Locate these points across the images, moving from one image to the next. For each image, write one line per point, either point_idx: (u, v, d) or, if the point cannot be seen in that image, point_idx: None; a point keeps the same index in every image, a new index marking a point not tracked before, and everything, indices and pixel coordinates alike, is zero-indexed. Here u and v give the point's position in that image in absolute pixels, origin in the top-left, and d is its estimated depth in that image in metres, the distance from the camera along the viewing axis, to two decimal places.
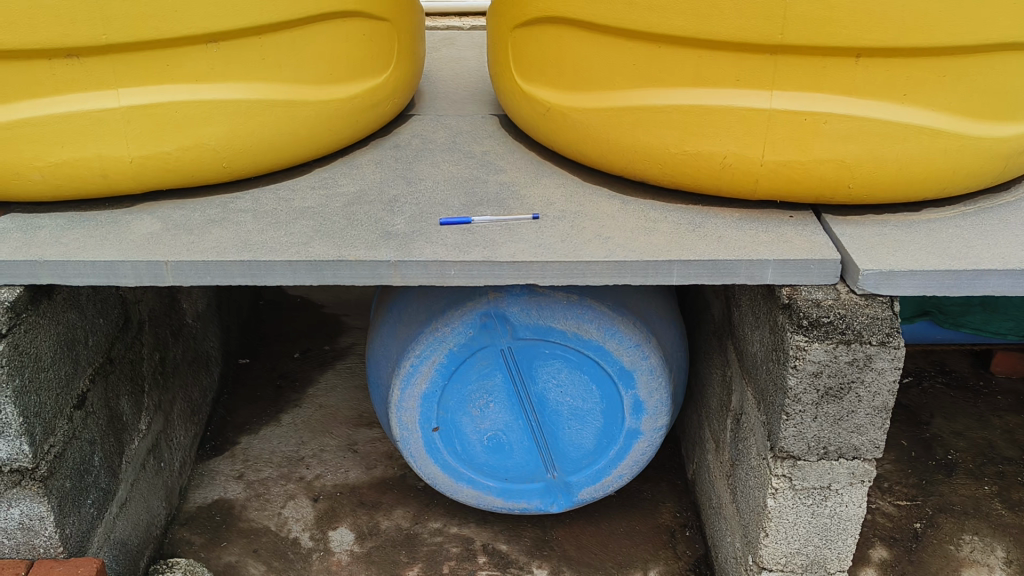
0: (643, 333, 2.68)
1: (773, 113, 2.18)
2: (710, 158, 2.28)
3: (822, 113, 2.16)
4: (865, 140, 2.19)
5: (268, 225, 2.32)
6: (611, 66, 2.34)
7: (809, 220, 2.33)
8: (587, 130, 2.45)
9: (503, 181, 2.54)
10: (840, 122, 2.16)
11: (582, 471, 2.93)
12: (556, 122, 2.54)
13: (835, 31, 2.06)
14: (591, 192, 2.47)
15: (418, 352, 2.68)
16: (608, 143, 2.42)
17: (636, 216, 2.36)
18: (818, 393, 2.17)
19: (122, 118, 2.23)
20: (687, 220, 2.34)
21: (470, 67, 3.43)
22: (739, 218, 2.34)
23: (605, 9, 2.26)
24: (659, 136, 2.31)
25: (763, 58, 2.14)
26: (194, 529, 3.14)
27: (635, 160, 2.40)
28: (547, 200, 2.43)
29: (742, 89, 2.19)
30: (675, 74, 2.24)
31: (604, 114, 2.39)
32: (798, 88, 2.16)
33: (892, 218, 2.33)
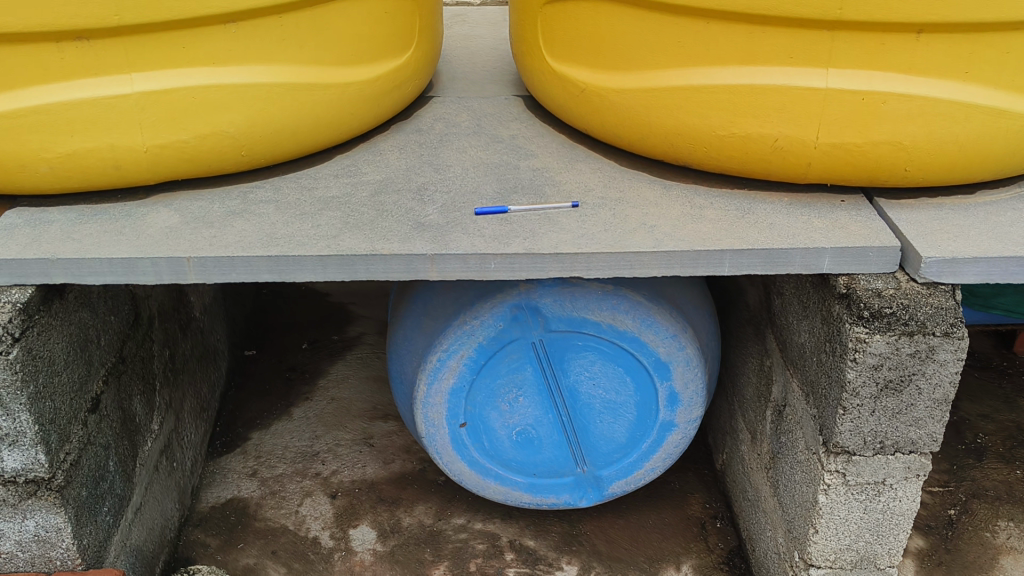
0: (680, 323, 2.58)
1: (829, 93, 2.07)
2: (760, 140, 2.17)
3: (880, 92, 2.05)
4: (925, 121, 2.08)
5: (293, 217, 2.18)
6: (652, 44, 2.21)
7: (861, 204, 2.23)
8: (625, 111, 2.33)
9: (535, 166, 2.42)
10: (899, 102, 2.05)
11: (613, 465, 2.83)
12: (590, 104, 2.42)
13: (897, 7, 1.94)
14: (629, 177, 2.36)
15: (446, 346, 2.56)
16: (649, 125, 2.30)
17: (680, 203, 2.24)
18: (877, 387, 2.08)
19: (137, 105, 2.09)
20: (733, 206, 2.23)
21: (486, 46, 3.29)
22: (788, 203, 2.23)
23: None
24: (706, 118, 2.19)
25: (819, 35, 2.02)
26: (208, 530, 3.02)
27: (678, 144, 2.29)
28: (584, 187, 2.32)
29: (796, 67, 2.08)
30: (724, 52, 2.11)
31: (645, 95, 2.26)
32: (855, 66, 2.05)
33: (947, 201, 2.23)
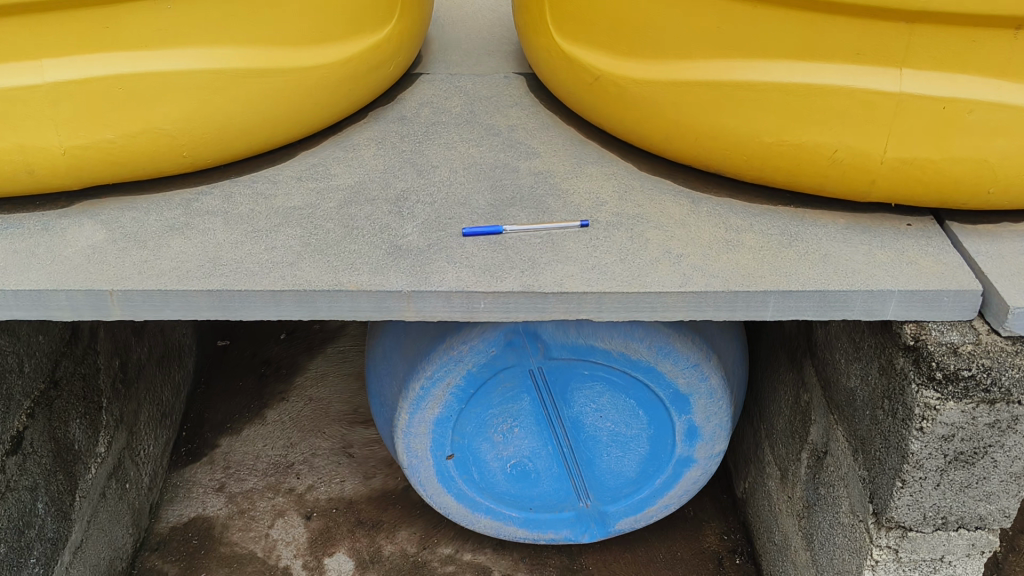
0: (703, 350, 2.20)
1: (904, 99, 1.66)
2: (814, 151, 1.78)
3: (965, 99, 1.65)
4: (1018, 136, 1.67)
5: (242, 235, 1.81)
6: (684, 28, 1.80)
7: (931, 230, 1.84)
8: (649, 107, 1.93)
9: (537, 169, 2.02)
10: (989, 112, 1.65)
11: (620, 500, 2.50)
12: (605, 95, 2.01)
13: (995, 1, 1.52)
14: (650, 187, 1.97)
15: (430, 373, 2.19)
16: (678, 125, 1.91)
17: (712, 223, 1.86)
18: (945, 459, 1.73)
19: (49, 98, 1.71)
20: (777, 229, 1.84)
21: (484, 8, 2.86)
22: (843, 227, 1.85)
23: None
24: (749, 122, 1.80)
25: (894, 27, 1.62)
26: (167, 556, 2.71)
27: (712, 149, 1.89)
28: (596, 200, 1.93)
29: (863, 65, 1.68)
30: (774, 43, 1.71)
31: (674, 89, 1.86)
32: (936, 68, 1.65)
33: None
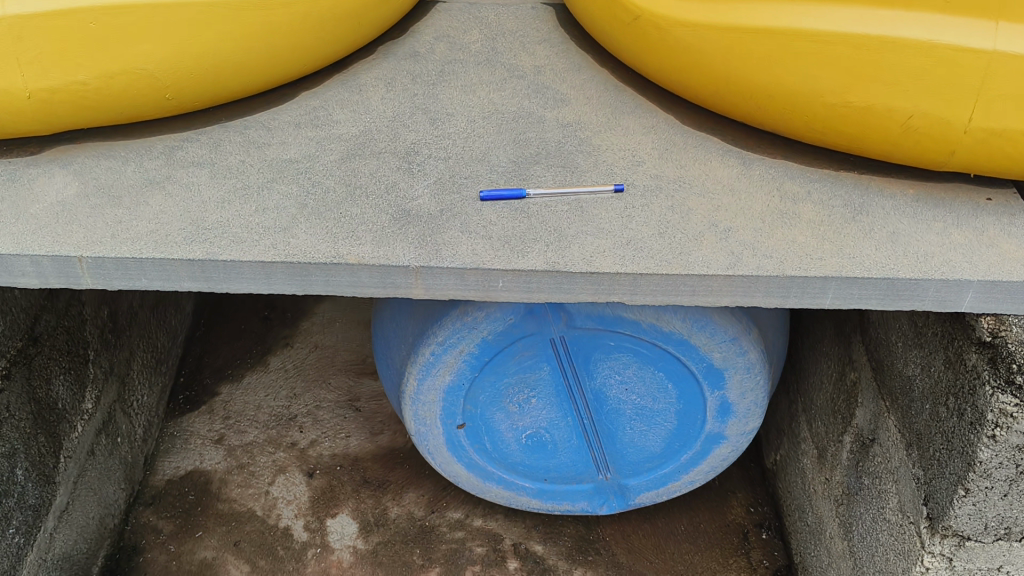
0: (743, 323, 2.00)
1: (997, 58, 1.42)
2: (886, 116, 1.53)
3: None
4: None
5: (231, 192, 1.59)
6: None
7: (1015, 204, 1.61)
8: (696, 56, 1.68)
9: (566, 121, 1.79)
10: None
11: (642, 475, 2.34)
12: (644, 38, 1.76)
13: None
14: (693, 145, 1.73)
15: (441, 340, 2.00)
16: (729, 79, 1.66)
17: (764, 191, 1.63)
18: (1017, 469, 1.54)
19: (11, 32, 1.49)
20: (839, 200, 1.61)
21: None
22: (915, 200, 1.61)
23: None
24: (813, 79, 1.56)
25: None
26: (162, 512, 2.57)
27: (768, 107, 1.66)
28: (632, 159, 1.70)
29: (950, 17, 1.45)
30: None
31: (726, 36, 1.61)
32: None
33: None
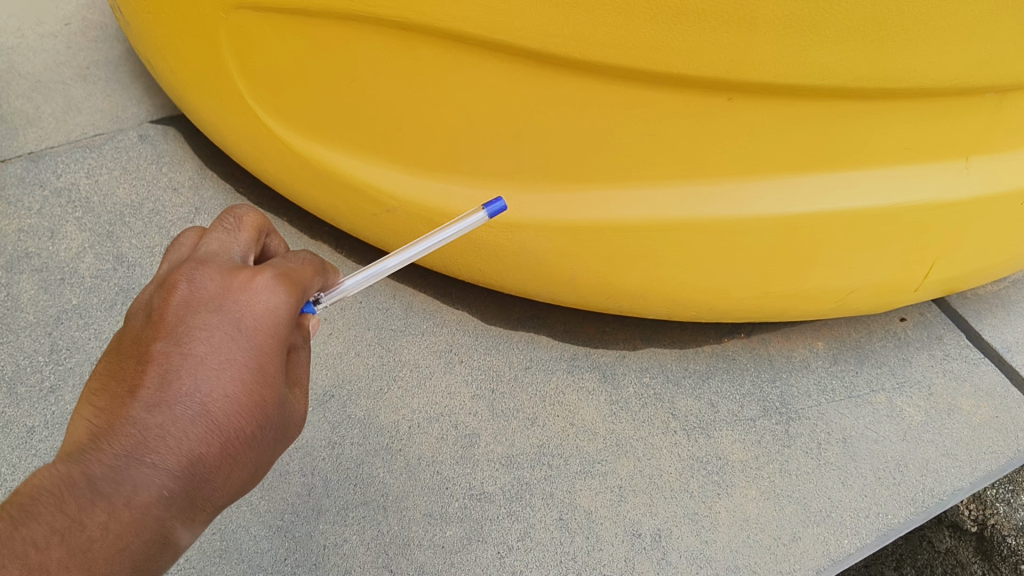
0: None
1: (972, 207, 0.94)
2: (828, 294, 1.02)
3: None
4: None
5: None
6: (559, 145, 0.91)
7: (933, 317, 1.22)
8: (510, 253, 1.04)
9: (318, 391, 1.10)
10: None
11: None
12: (408, 232, 1.08)
13: None
14: (525, 368, 1.15)
15: None
16: (569, 279, 1.05)
17: (659, 428, 1.10)
18: None
19: None
20: (753, 405, 1.13)
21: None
22: (831, 361, 1.17)
23: (544, 41, 0.80)
24: (715, 272, 0.99)
25: (973, 102, 0.86)
26: None
27: (636, 306, 1.07)
28: (456, 436, 1.08)
29: (912, 164, 0.91)
30: (754, 155, 0.89)
31: (560, 238, 0.99)
32: (1017, 148, 0.92)
33: None
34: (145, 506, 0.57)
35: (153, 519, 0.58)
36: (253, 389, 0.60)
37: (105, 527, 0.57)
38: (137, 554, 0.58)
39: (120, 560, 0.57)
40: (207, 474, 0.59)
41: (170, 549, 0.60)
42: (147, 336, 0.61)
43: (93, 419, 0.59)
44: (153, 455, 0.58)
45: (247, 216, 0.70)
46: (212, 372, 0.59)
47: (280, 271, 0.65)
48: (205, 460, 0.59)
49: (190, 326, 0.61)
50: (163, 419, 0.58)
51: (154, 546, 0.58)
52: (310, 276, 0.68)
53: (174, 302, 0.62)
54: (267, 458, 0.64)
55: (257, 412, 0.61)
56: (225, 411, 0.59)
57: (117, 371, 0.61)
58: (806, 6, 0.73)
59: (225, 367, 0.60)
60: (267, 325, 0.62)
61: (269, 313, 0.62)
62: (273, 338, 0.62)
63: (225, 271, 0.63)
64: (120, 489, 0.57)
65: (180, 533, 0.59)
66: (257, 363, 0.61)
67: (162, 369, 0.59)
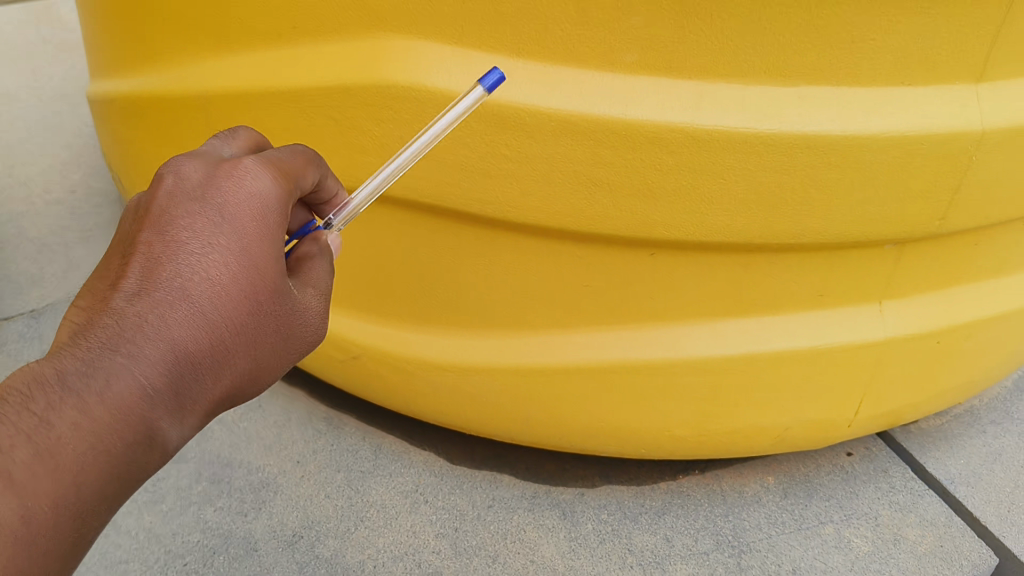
0: None
1: (890, 347, 1.01)
2: (765, 431, 1.07)
3: (964, 325, 1.04)
4: (1012, 344, 1.12)
5: None
6: (504, 295, 1.00)
7: (875, 454, 1.27)
8: (465, 401, 1.10)
9: (288, 530, 1.13)
10: (990, 332, 1.07)
11: None
12: (373, 381, 1.16)
13: None
14: (487, 506, 1.19)
15: None
16: (522, 426, 1.11)
17: (616, 561, 1.11)
18: None
19: None
20: (707, 539, 1.15)
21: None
22: (781, 494, 1.21)
23: (482, 204, 0.90)
24: (657, 411, 1.05)
25: (873, 252, 0.95)
26: None
27: (587, 445, 1.11)
28: (420, 571, 1.08)
29: (828, 309, 0.99)
30: (679, 302, 0.98)
31: (511, 383, 1.06)
32: (923, 291, 1.01)
33: (969, 401, 1.36)
34: (120, 387, 0.54)
35: (133, 405, 0.54)
36: (244, 274, 0.60)
37: (83, 419, 0.52)
38: (121, 450, 0.54)
39: (98, 458, 0.53)
40: (189, 358, 0.57)
41: (159, 449, 0.56)
42: (133, 229, 0.60)
43: (79, 313, 0.57)
44: (129, 344, 0.55)
45: (245, 132, 0.72)
46: (201, 259, 0.59)
47: (266, 158, 0.65)
48: (192, 346, 0.57)
49: (173, 213, 0.60)
50: (142, 299, 0.56)
51: (139, 434, 0.54)
52: (303, 168, 0.68)
53: (160, 194, 0.61)
54: (254, 350, 0.62)
55: (240, 298, 0.60)
56: (215, 299, 0.58)
57: (105, 271, 0.59)
58: (704, 167, 0.83)
59: (217, 252, 0.59)
60: (255, 212, 0.62)
61: (255, 197, 0.62)
62: (260, 222, 0.62)
63: (209, 167, 0.63)
64: (91, 368, 0.54)
65: (167, 427, 0.56)
66: (242, 243, 0.60)
67: (145, 248, 0.58)
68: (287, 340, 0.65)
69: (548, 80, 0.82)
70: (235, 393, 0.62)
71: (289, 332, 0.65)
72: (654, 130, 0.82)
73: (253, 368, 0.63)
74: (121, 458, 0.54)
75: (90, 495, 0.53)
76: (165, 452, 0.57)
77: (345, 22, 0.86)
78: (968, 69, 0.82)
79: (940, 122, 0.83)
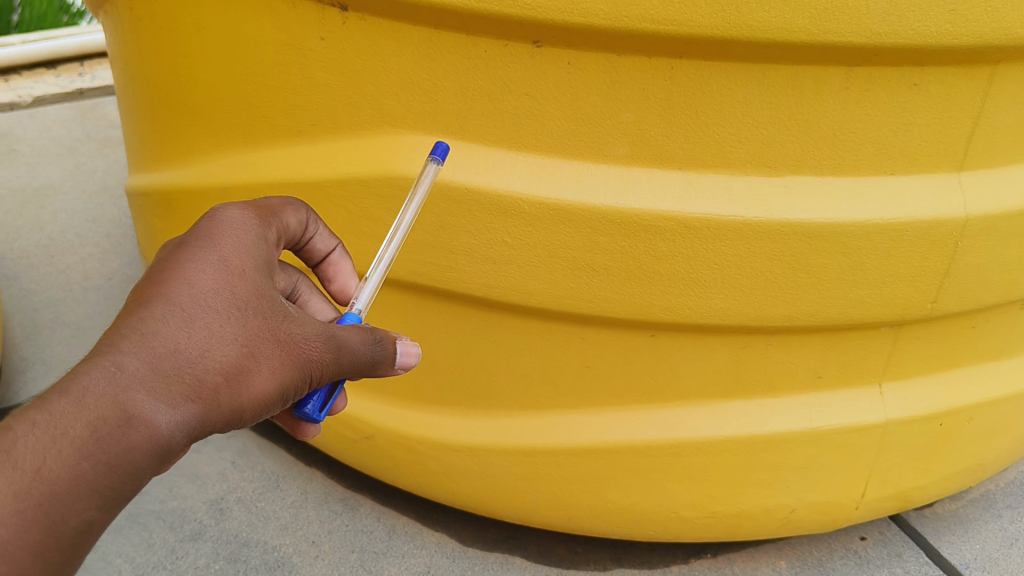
0: None
1: (891, 428, 1.03)
2: (772, 513, 1.08)
3: (965, 407, 1.05)
4: (1017, 426, 1.12)
5: None
6: (511, 376, 1.03)
7: (888, 538, 1.27)
8: (474, 483, 1.12)
9: None
10: (991, 414, 1.08)
11: None
12: (384, 463, 1.18)
13: (1015, 279, 0.95)
14: None
15: None
16: (531, 509, 1.12)
17: None
18: None
19: None
20: None
21: (74, 219, 1.84)
22: None
23: (487, 288, 0.94)
24: (662, 493, 1.06)
25: (868, 335, 0.97)
26: None
27: (595, 527, 1.11)
28: None
29: (826, 390, 1.02)
30: (680, 383, 1.00)
31: (519, 464, 1.08)
32: (920, 373, 1.03)
33: (984, 485, 1.35)
34: (87, 380, 0.58)
35: (100, 390, 0.58)
36: (218, 289, 0.65)
37: (56, 412, 0.58)
38: (90, 433, 0.58)
39: (65, 445, 0.57)
40: (163, 348, 0.61)
41: (139, 433, 0.59)
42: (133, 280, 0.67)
43: None
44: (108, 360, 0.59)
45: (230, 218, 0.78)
46: (179, 280, 0.64)
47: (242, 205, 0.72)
48: (171, 355, 0.61)
49: (163, 258, 0.67)
50: (124, 316, 0.62)
51: (110, 419, 0.58)
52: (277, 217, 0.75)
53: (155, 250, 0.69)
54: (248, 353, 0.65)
55: (214, 304, 0.64)
56: (190, 312, 0.63)
57: None
58: (696, 253, 0.87)
59: (192, 273, 0.65)
60: (229, 239, 0.68)
61: (227, 227, 0.69)
62: (234, 246, 0.68)
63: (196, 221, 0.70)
64: (70, 374, 0.60)
65: (145, 414, 0.59)
66: (218, 258, 0.66)
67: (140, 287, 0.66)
68: (291, 354, 0.68)
69: (546, 170, 0.87)
70: (238, 400, 0.64)
71: (292, 344, 0.68)
72: (647, 217, 0.86)
73: (254, 376, 0.65)
74: (91, 442, 0.58)
75: (67, 478, 0.58)
76: (150, 442, 0.59)
77: (358, 119, 0.92)
78: (948, 158, 0.86)
79: (923, 209, 0.86)
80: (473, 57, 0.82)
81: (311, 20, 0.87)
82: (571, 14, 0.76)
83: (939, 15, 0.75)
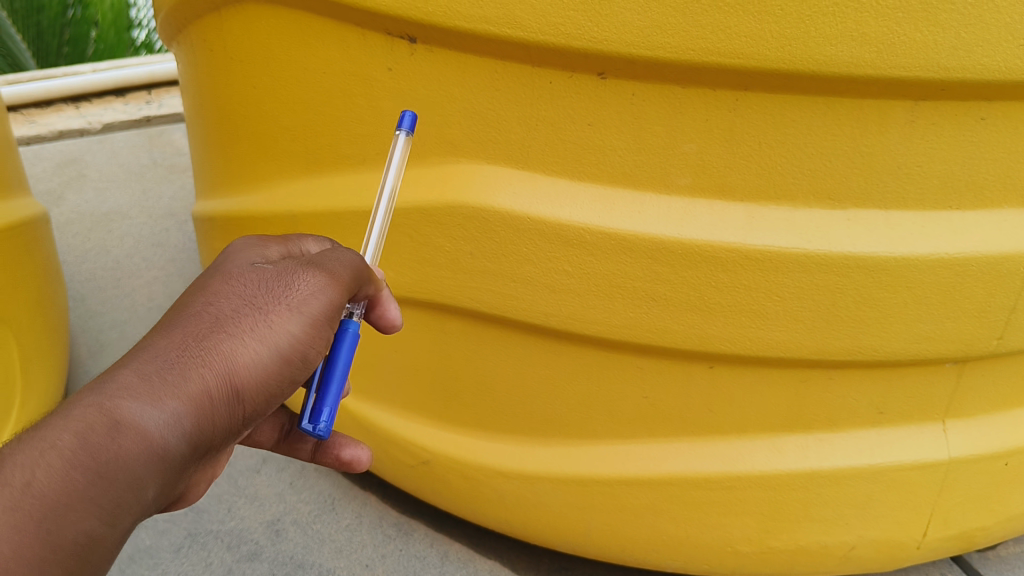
0: None
1: (953, 466, 1.01)
2: (830, 549, 1.06)
3: None
4: None
5: None
6: (568, 405, 1.03)
7: None
8: (528, 511, 1.12)
9: None
10: None
11: None
12: (439, 489, 1.19)
13: None
14: None
15: None
16: (585, 539, 1.11)
17: None
18: None
19: None
20: None
21: (140, 243, 1.90)
22: None
23: (546, 317, 0.95)
24: (717, 526, 1.05)
25: (930, 371, 0.96)
26: None
27: (650, 560, 1.11)
28: None
29: (887, 426, 1.00)
30: (738, 415, 1.00)
31: (574, 493, 1.08)
32: (985, 411, 1.01)
33: None
34: (73, 403, 0.57)
35: (85, 403, 0.56)
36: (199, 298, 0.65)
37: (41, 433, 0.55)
38: (78, 441, 0.55)
39: (53, 458, 0.54)
40: (143, 358, 0.60)
41: (123, 435, 0.56)
42: None
43: None
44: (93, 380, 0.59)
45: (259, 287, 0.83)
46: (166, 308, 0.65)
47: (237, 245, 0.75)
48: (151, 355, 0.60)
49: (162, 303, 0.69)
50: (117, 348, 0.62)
51: (97, 427, 0.55)
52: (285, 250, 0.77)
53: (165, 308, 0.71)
54: (234, 337, 0.63)
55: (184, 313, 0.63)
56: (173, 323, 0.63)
57: None
58: (757, 284, 0.87)
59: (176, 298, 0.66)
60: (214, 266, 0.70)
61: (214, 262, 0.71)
62: (217, 268, 0.69)
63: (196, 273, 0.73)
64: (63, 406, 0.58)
65: (127, 416, 0.56)
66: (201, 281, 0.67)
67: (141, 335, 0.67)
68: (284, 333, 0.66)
69: (608, 201, 0.88)
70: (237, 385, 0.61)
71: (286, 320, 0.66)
72: (709, 248, 0.86)
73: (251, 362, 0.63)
74: (82, 452, 0.54)
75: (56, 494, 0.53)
76: (140, 442, 0.56)
77: (423, 149, 0.94)
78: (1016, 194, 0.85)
79: (990, 244, 0.85)
80: (538, 88, 0.84)
81: (378, 53, 0.90)
82: (636, 47, 0.77)
83: (1007, 49, 0.74)
